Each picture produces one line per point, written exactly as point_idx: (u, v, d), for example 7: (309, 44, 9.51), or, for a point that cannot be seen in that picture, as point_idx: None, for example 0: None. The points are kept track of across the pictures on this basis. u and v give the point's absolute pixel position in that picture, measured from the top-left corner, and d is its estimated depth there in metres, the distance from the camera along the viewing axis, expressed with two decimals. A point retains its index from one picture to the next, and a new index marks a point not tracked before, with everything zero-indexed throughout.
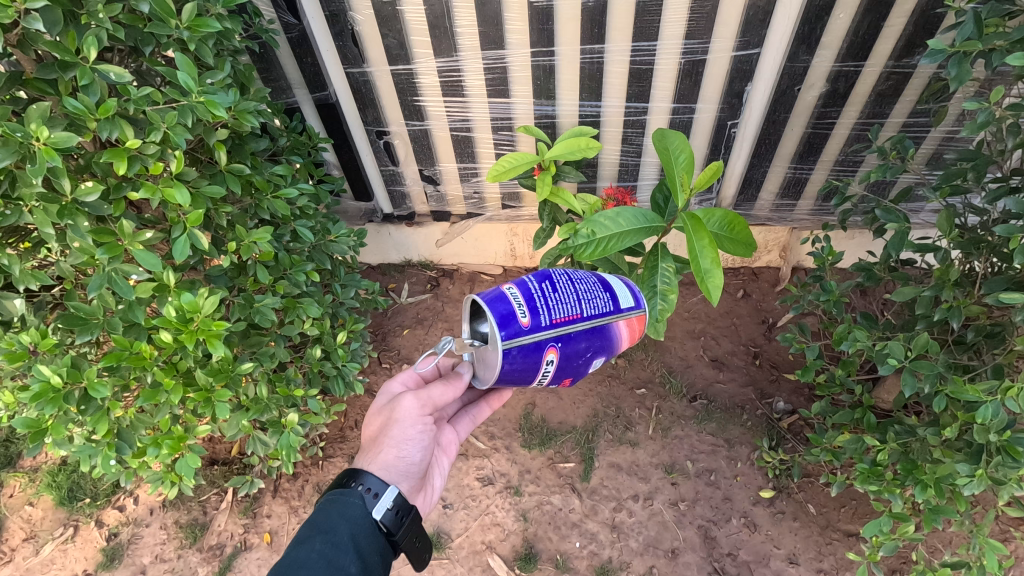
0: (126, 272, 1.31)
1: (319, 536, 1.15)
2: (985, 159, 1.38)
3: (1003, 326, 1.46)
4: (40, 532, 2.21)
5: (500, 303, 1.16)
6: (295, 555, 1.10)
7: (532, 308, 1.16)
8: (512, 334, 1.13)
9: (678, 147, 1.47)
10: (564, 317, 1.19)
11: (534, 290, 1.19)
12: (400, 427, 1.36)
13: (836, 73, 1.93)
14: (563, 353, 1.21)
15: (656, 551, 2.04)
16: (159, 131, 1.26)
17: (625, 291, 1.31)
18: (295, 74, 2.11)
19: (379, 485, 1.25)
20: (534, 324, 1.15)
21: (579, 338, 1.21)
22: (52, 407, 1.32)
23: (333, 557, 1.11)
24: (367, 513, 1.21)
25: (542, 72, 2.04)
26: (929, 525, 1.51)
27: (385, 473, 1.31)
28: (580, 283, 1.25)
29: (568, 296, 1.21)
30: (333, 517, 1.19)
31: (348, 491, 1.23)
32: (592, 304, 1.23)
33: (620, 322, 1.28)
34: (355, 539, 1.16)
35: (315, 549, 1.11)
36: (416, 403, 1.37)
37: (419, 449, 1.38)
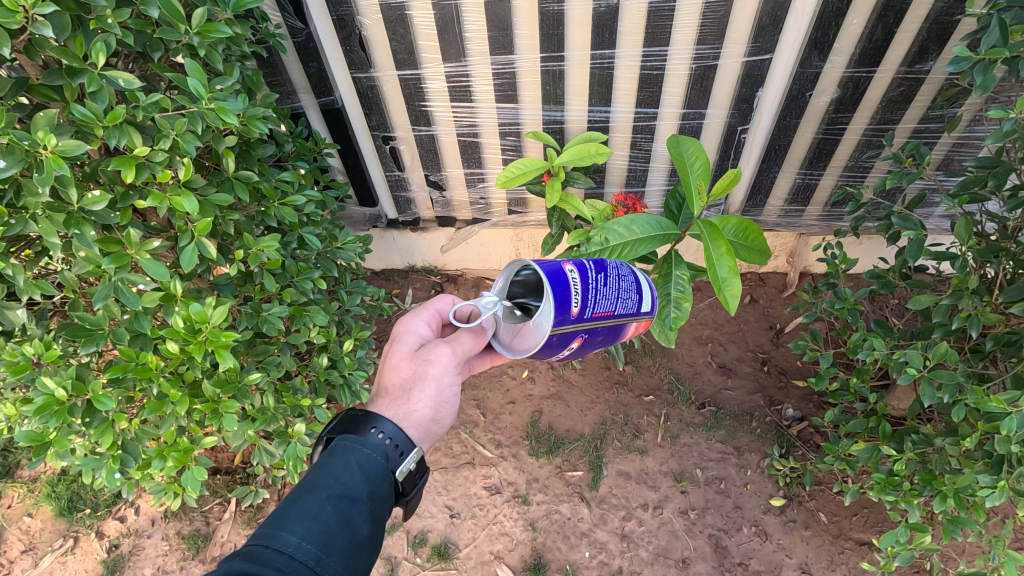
0: (134, 282, 1.29)
1: (334, 486, 1.04)
2: (1005, 167, 1.37)
3: (1022, 334, 1.43)
4: (38, 544, 2.16)
5: (560, 285, 1.09)
6: (307, 504, 0.99)
7: (585, 299, 1.11)
8: (561, 323, 1.08)
9: (693, 153, 1.46)
10: (603, 312, 1.16)
11: (588, 280, 1.14)
12: (436, 384, 1.23)
13: (848, 78, 1.92)
14: (583, 344, 1.18)
15: (666, 561, 2.02)
16: (168, 139, 1.24)
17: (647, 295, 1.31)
18: (301, 78, 2.09)
19: (405, 443, 1.14)
20: (579, 315, 1.11)
21: (602, 334, 1.20)
22: (57, 420, 1.29)
23: (347, 514, 1.01)
24: (388, 472, 1.11)
25: (551, 77, 2.02)
26: (947, 536, 1.49)
27: (420, 434, 1.21)
28: (623, 281, 1.22)
29: (611, 291, 1.18)
30: (353, 468, 1.08)
31: (373, 443, 1.11)
32: (625, 304, 1.21)
33: (635, 326, 1.28)
34: (371, 499, 1.07)
35: (330, 503, 1.01)
36: (455, 358, 1.24)
37: (448, 407, 1.27)
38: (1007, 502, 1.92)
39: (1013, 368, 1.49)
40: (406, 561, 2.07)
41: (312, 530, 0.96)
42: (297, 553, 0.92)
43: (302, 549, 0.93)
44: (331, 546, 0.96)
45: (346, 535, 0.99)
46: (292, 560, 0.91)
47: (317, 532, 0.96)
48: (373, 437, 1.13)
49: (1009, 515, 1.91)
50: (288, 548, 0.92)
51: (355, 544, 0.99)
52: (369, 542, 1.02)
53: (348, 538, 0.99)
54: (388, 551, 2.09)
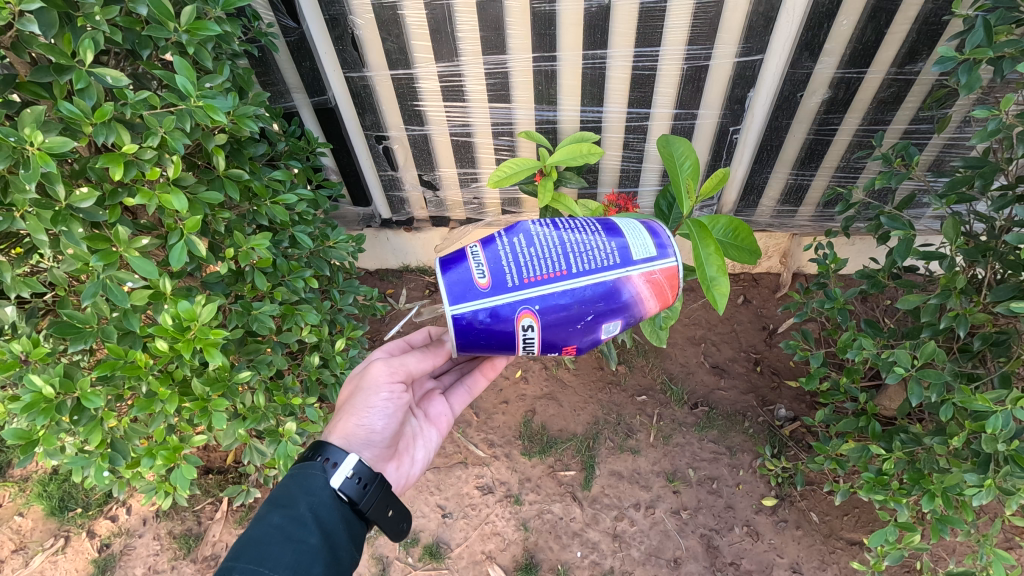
0: (122, 279, 1.28)
1: (276, 509, 1.07)
2: (992, 167, 1.37)
3: (1010, 334, 1.44)
4: (29, 544, 2.15)
5: (456, 265, 1.06)
6: (250, 531, 1.03)
7: (495, 270, 1.04)
8: (469, 301, 1.03)
9: (683, 152, 1.46)
10: (538, 275, 1.03)
11: (504, 249, 1.06)
12: (365, 395, 1.31)
13: (838, 79, 1.93)
14: (546, 316, 1.04)
15: (658, 560, 2.02)
16: (157, 136, 1.24)
17: (639, 240, 1.10)
18: (294, 78, 2.09)
19: (339, 454, 1.16)
20: (497, 286, 1.03)
21: (567, 298, 1.04)
22: (44, 418, 1.28)
23: (292, 532, 1.04)
24: (327, 483, 1.13)
25: (543, 77, 2.02)
26: (936, 535, 1.49)
27: (341, 440, 1.25)
28: (570, 237, 1.07)
29: (549, 250, 1.05)
30: (293, 490, 1.11)
31: (307, 463, 1.15)
32: (585, 260, 1.05)
33: (634, 278, 1.07)
34: (316, 513, 1.09)
35: (271, 524, 1.04)
36: (386, 370, 1.33)
37: (383, 418, 1.31)
38: (996, 502, 1.93)
39: (1001, 367, 1.50)
40: (398, 561, 2.06)
41: (255, 553, 0.99)
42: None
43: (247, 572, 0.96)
44: (277, 562, 0.98)
45: (292, 549, 1.01)
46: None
47: (261, 553, 0.99)
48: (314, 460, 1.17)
49: (999, 515, 1.92)
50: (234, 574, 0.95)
51: (303, 555, 1.01)
52: (323, 550, 1.04)
53: (294, 551, 1.01)
54: (380, 550, 2.08)
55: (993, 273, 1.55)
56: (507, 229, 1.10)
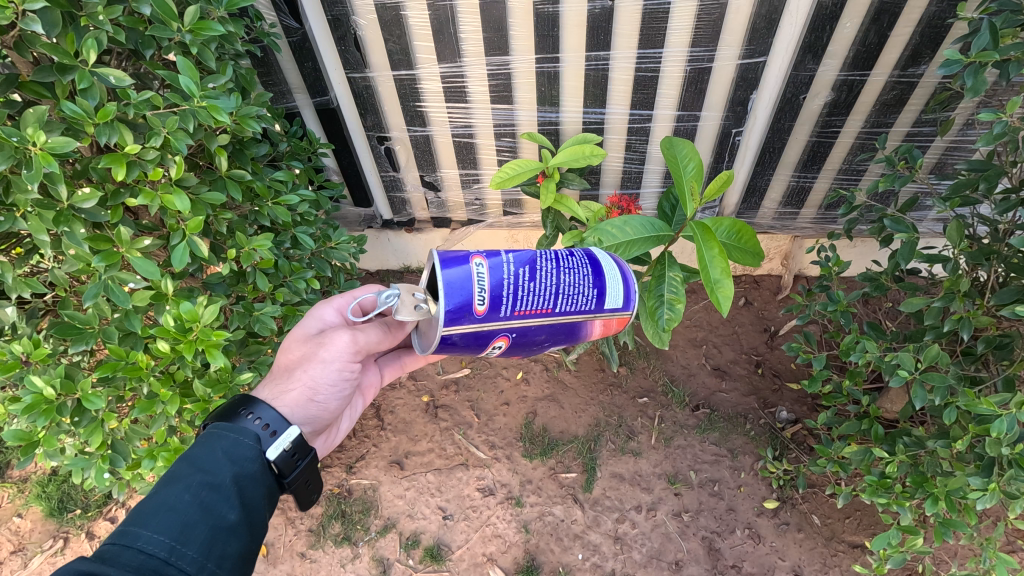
0: (124, 280, 1.28)
1: (195, 474, 1.01)
2: (997, 170, 1.37)
3: (1014, 337, 1.44)
4: (27, 545, 2.14)
5: (458, 282, 0.99)
6: (162, 496, 0.97)
7: (494, 298, 1.01)
8: (461, 324, 1.00)
9: (686, 154, 1.45)
10: (529, 311, 1.04)
11: (508, 275, 1.02)
12: (321, 368, 1.25)
13: (841, 81, 1.92)
14: (516, 342, 1.08)
15: (659, 563, 2.01)
16: (159, 136, 1.24)
17: (616, 287, 1.14)
18: (296, 78, 2.08)
19: (279, 423, 1.15)
20: (491, 314, 1.02)
21: (540, 332, 1.08)
22: (45, 419, 1.27)
23: (210, 502, 0.99)
24: (258, 454, 1.09)
25: (546, 78, 2.02)
26: (939, 538, 1.49)
27: (289, 411, 1.22)
28: (565, 275, 1.07)
29: (545, 287, 1.05)
30: (218, 456, 1.06)
31: (240, 428, 1.11)
32: (571, 301, 1.08)
33: (596, 322, 1.14)
34: (239, 484, 1.04)
35: (187, 491, 0.98)
36: (349, 347, 1.26)
37: (332, 392, 1.29)
38: (999, 505, 1.93)
39: (1005, 371, 1.49)
40: (399, 563, 2.05)
41: (166, 521, 0.94)
42: (149, 547, 0.89)
43: (154, 542, 0.90)
44: (189, 533, 0.94)
45: (209, 522, 0.96)
46: (142, 554, 0.88)
47: (174, 521, 0.94)
48: (246, 421, 1.13)
49: (1002, 518, 1.92)
50: (139, 542, 0.90)
51: (220, 529, 0.97)
52: (241, 526, 1.01)
53: (211, 525, 0.96)
54: (380, 552, 2.07)
55: (997, 276, 1.55)
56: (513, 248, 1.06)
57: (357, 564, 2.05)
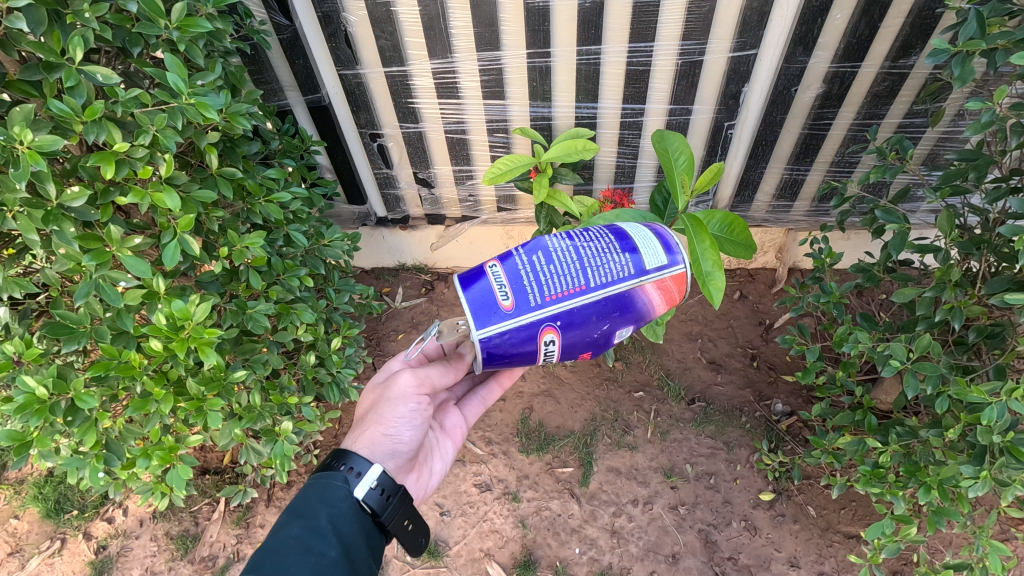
0: (115, 279, 1.27)
1: (296, 520, 1.11)
2: (986, 159, 1.37)
3: (1005, 327, 1.44)
4: (25, 546, 2.14)
5: (479, 289, 1.08)
6: (269, 542, 1.07)
7: (517, 289, 1.06)
8: (496, 322, 1.06)
9: (677, 148, 1.47)
10: (561, 292, 1.06)
11: (524, 267, 1.08)
12: (392, 407, 1.33)
13: (832, 74, 1.93)
14: (567, 330, 1.09)
15: (656, 556, 2.02)
16: (148, 134, 1.24)
17: (650, 247, 1.12)
18: (287, 76, 2.08)
19: (363, 464, 1.20)
20: (521, 306, 1.06)
21: (586, 312, 1.08)
22: (37, 419, 1.27)
23: (311, 543, 1.07)
24: (348, 494, 1.16)
25: (537, 73, 2.02)
26: (932, 527, 1.50)
27: (367, 450, 1.27)
28: (586, 250, 1.09)
29: (567, 265, 1.08)
30: (313, 501, 1.15)
31: (330, 473, 1.18)
32: (603, 272, 1.08)
33: (647, 286, 1.11)
34: (334, 524, 1.12)
35: (290, 536, 1.07)
36: (413, 382, 1.34)
37: (409, 428, 1.33)
38: (992, 494, 1.94)
39: (997, 360, 1.50)
40: (397, 559, 2.05)
41: (275, 563, 1.02)
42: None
43: None
44: (297, 572, 1.01)
45: (311, 560, 1.04)
46: None
47: (282, 563, 1.02)
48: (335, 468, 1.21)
49: (995, 507, 1.93)
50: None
51: (323, 566, 1.04)
52: (341, 562, 1.07)
53: (314, 563, 1.04)
54: None
55: (988, 266, 1.56)
56: (524, 244, 1.12)
57: None
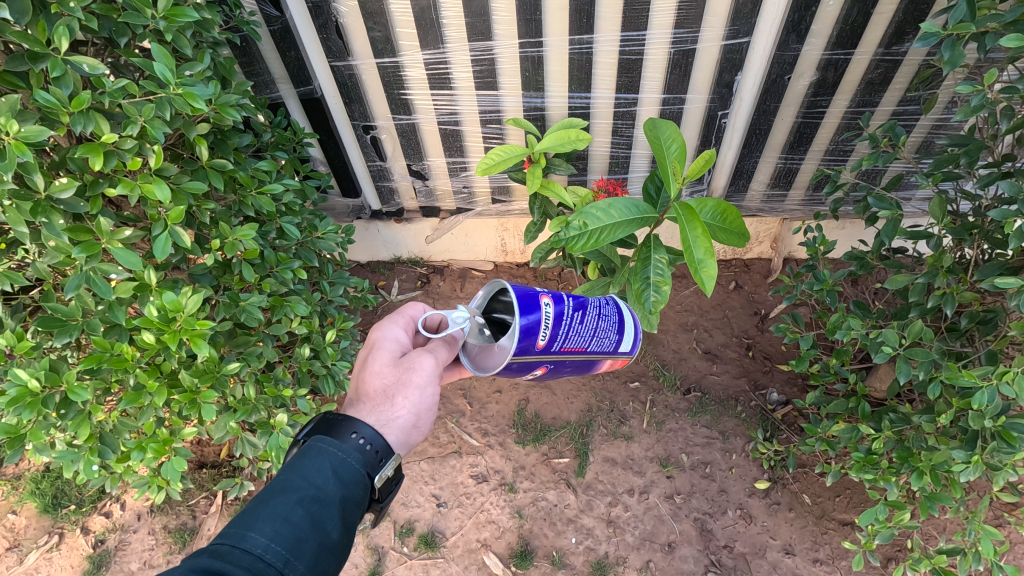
0: (106, 271, 1.27)
1: (306, 489, 1.03)
2: (977, 144, 1.37)
3: (997, 312, 1.45)
4: (23, 541, 2.15)
5: (531, 320, 1.09)
6: (278, 507, 0.99)
7: (553, 334, 1.15)
8: (524, 354, 1.11)
9: (670, 136, 1.46)
10: (572, 346, 1.22)
11: (566, 317, 1.18)
12: (419, 393, 1.20)
13: (825, 61, 1.92)
14: (547, 372, 1.24)
15: (652, 545, 2.03)
16: (136, 125, 1.23)
17: (626, 334, 1.40)
18: (279, 68, 2.07)
19: (385, 448, 1.13)
20: (547, 348, 1.15)
21: (570, 365, 1.26)
22: (30, 412, 1.27)
23: (318, 518, 1.01)
24: (363, 477, 1.10)
25: (531, 63, 2.01)
26: (925, 511, 1.51)
27: (397, 440, 1.16)
28: (597, 322, 1.29)
29: (586, 329, 1.25)
30: (327, 472, 1.07)
31: (349, 448, 1.10)
32: (599, 342, 1.30)
33: (605, 362, 1.37)
34: (343, 504, 1.06)
35: (301, 508, 1.00)
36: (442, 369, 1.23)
37: (428, 417, 1.24)
38: (986, 479, 1.94)
39: (990, 346, 1.50)
40: (394, 551, 2.06)
41: (283, 534, 0.95)
42: (267, 555, 0.92)
43: (271, 551, 0.93)
44: (301, 549, 0.96)
45: (316, 538, 0.99)
46: (260, 561, 0.91)
47: (288, 534, 0.96)
48: (350, 440, 1.11)
49: (987, 493, 1.93)
50: (255, 548, 0.92)
51: (325, 547, 0.99)
52: (340, 547, 1.02)
53: (318, 541, 0.99)
54: (375, 541, 2.08)
55: (981, 252, 1.56)
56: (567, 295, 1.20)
57: (352, 553, 2.07)
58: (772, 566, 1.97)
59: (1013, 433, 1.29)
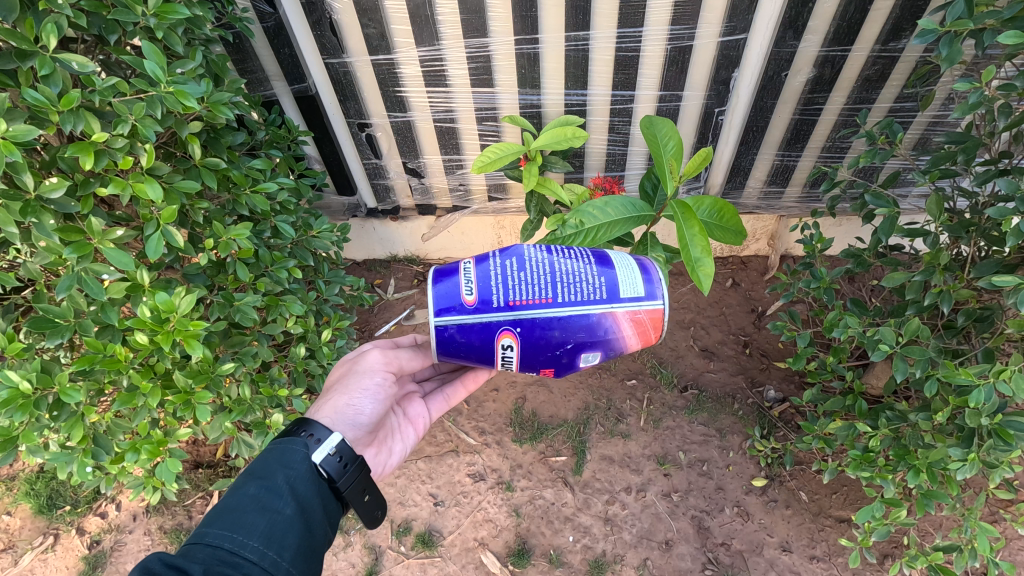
0: (98, 271, 1.26)
1: (252, 477, 1.05)
2: (975, 142, 1.37)
3: (994, 310, 1.44)
4: (18, 542, 2.13)
5: (445, 280, 1.09)
6: (225, 500, 1.01)
7: (482, 287, 1.08)
8: (455, 316, 1.08)
9: (666, 134, 1.46)
10: (526, 299, 1.07)
11: (494, 269, 1.09)
12: (358, 378, 1.33)
13: (822, 58, 1.92)
14: (526, 338, 1.08)
15: (650, 543, 2.03)
16: (127, 123, 1.22)
17: (629, 276, 1.12)
18: (273, 65, 2.05)
19: (323, 431, 1.14)
20: (482, 304, 1.07)
21: (549, 325, 1.07)
22: (22, 414, 1.25)
23: (266, 500, 1.01)
24: (307, 457, 1.10)
25: (527, 60, 2.00)
26: (922, 509, 1.51)
27: (329, 420, 1.24)
28: (562, 266, 1.10)
29: (538, 276, 1.09)
30: (271, 462, 1.08)
31: (290, 437, 1.12)
32: (573, 290, 1.08)
33: (618, 314, 1.10)
34: (292, 484, 1.06)
35: (247, 493, 1.01)
36: (382, 359, 1.36)
37: (369, 403, 1.31)
38: (982, 476, 1.95)
39: (987, 343, 1.49)
40: (391, 550, 2.06)
41: (231, 519, 0.97)
42: (217, 540, 0.94)
43: (220, 536, 0.95)
44: (251, 529, 0.97)
45: (267, 517, 0.99)
46: (211, 547, 0.93)
47: (236, 519, 0.97)
48: (292, 432, 1.14)
49: (984, 489, 1.93)
50: (204, 538, 0.94)
51: (278, 523, 0.99)
52: (297, 521, 1.02)
53: (269, 519, 0.99)
54: (372, 540, 2.08)
55: (977, 250, 1.56)
56: (502, 249, 1.13)
57: (350, 553, 2.06)
58: (770, 564, 1.97)
59: (1009, 431, 1.29)
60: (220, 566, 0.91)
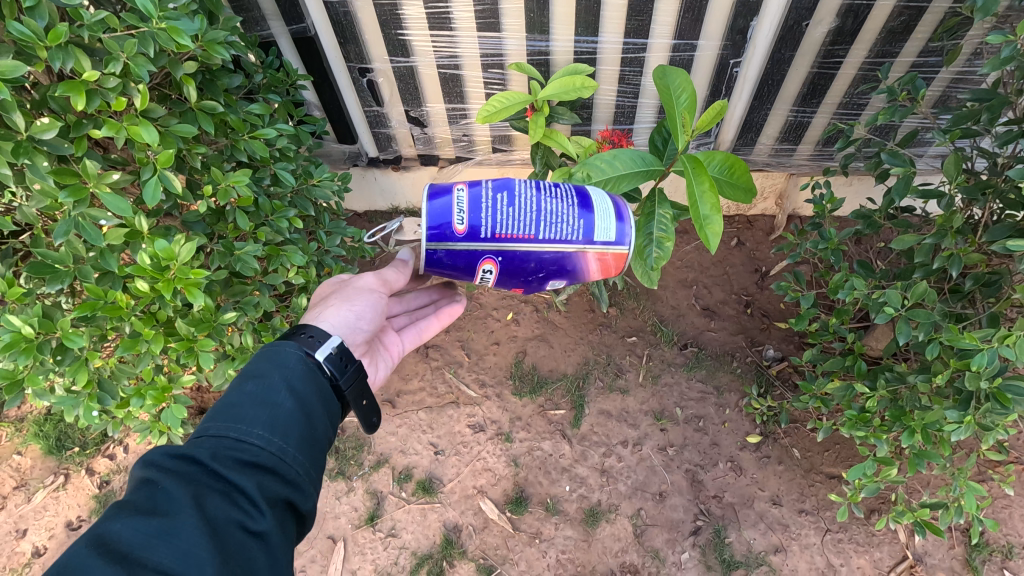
0: (95, 217, 1.23)
1: (249, 378, 1.04)
2: (1001, 99, 1.32)
3: (1002, 275, 1.43)
4: (30, 480, 2.19)
5: (438, 204, 1.06)
6: (225, 397, 1.01)
7: (473, 218, 1.05)
8: (443, 243, 1.07)
9: (679, 86, 1.39)
10: (511, 234, 1.07)
11: (486, 199, 1.07)
12: (354, 287, 1.35)
13: (847, 7, 1.82)
14: (504, 268, 1.11)
15: (644, 494, 2.09)
16: (118, 62, 1.16)
17: (605, 218, 1.13)
18: (269, 3, 1.96)
19: (320, 333, 1.16)
20: (471, 235, 1.06)
21: (526, 259, 1.10)
22: (26, 357, 1.26)
23: (266, 396, 1.01)
24: (303, 358, 1.10)
25: (536, 2, 1.90)
26: (913, 468, 1.55)
27: (329, 325, 1.25)
28: (547, 201, 1.09)
29: (524, 213, 1.07)
30: (267, 364, 1.08)
31: (284, 342, 1.12)
32: (554, 229, 1.09)
33: (588, 256, 1.13)
34: (290, 380, 1.06)
35: (245, 392, 1.01)
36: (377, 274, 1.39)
37: (366, 311, 1.33)
38: (974, 437, 1.98)
39: (991, 308, 1.49)
40: (392, 496, 2.12)
41: (233, 412, 0.98)
42: (221, 432, 0.94)
43: (224, 428, 0.95)
44: (253, 420, 0.97)
45: (268, 409, 0.99)
46: (216, 439, 0.93)
47: (238, 413, 0.97)
48: (287, 337, 1.15)
49: (976, 450, 1.97)
50: (208, 432, 0.95)
51: (279, 415, 0.99)
52: (299, 413, 1.02)
53: (271, 410, 0.99)
54: (374, 486, 2.14)
55: (991, 213, 1.53)
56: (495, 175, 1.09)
57: (353, 497, 2.13)
58: (759, 516, 2.04)
59: (1007, 395, 1.30)
60: (226, 454, 0.92)
